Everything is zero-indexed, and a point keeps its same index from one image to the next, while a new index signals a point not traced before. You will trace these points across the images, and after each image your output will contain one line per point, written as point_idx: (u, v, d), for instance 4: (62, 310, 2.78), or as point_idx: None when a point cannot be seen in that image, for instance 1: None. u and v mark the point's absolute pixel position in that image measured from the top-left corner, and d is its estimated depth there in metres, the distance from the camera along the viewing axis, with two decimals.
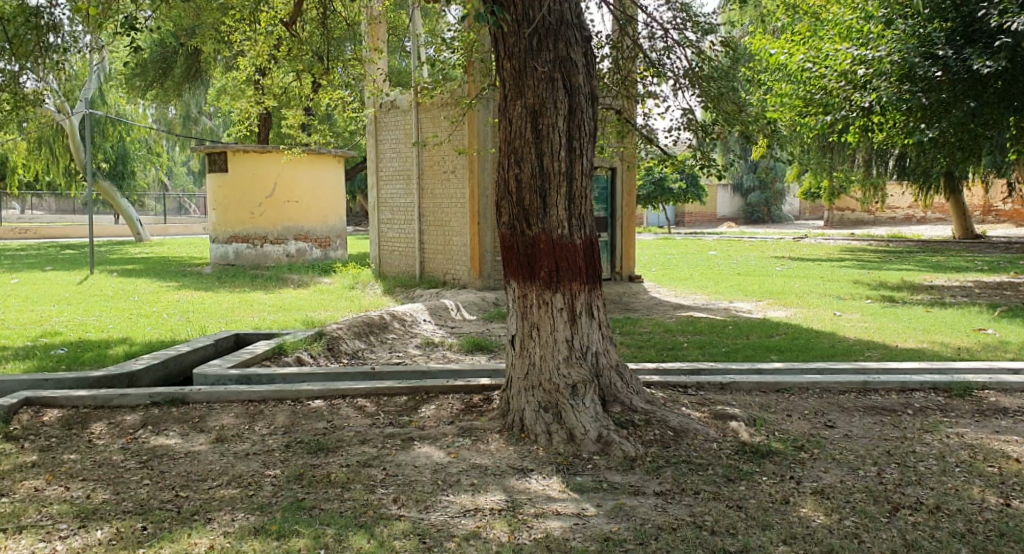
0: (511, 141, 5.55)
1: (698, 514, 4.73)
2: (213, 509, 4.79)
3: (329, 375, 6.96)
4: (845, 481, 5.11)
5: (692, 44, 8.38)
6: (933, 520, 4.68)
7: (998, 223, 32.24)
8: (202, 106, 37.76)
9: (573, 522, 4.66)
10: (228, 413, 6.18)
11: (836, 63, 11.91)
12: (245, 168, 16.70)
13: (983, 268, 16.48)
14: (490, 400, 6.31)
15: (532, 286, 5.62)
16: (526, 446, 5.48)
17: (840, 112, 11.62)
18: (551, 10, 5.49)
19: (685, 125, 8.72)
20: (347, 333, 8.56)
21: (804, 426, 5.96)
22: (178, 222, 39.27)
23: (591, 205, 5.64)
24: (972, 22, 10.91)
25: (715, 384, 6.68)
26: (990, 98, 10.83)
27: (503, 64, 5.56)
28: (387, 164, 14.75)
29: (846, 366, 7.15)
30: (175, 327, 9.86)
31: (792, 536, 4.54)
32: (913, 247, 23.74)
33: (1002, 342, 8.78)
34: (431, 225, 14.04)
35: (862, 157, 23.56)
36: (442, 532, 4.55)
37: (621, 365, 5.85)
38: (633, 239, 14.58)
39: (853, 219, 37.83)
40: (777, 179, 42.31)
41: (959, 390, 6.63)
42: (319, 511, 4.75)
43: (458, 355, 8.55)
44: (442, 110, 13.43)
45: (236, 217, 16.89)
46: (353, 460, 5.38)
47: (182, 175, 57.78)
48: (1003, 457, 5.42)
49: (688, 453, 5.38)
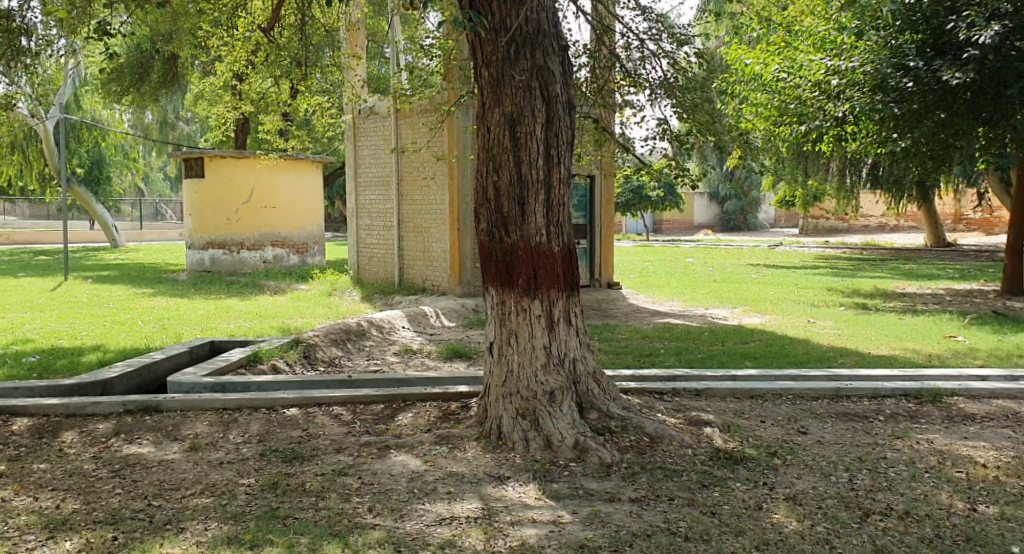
0: (489, 149, 5.58)
1: (672, 520, 4.77)
2: (186, 519, 4.77)
3: (305, 382, 6.94)
4: (818, 488, 5.16)
5: (668, 54, 8.45)
6: (903, 526, 4.74)
7: (968, 232, 32.66)
8: (179, 110, 37.53)
9: (549, 529, 4.68)
10: (202, 421, 6.15)
11: (811, 72, 12.11)
12: (221, 173, 16.59)
13: (954, 276, 16.62)
14: (467, 408, 6.34)
15: (510, 293, 5.63)
16: (503, 453, 5.50)
17: (814, 121, 11.85)
18: (529, 19, 5.52)
19: (661, 134, 8.80)
20: (324, 340, 8.54)
21: (777, 432, 6.01)
22: (155, 228, 39.01)
23: (568, 213, 5.68)
24: (942, 34, 10.91)
25: (691, 390, 6.73)
26: (960, 109, 10.78)
27: (481, 72, 5.60)
28: (365, 170, 14.76)
29: (819, 373, 7.23)
30: (149, 334, 9.79)
31: (765, 542, 4.58)
32: (887, 255, 24.02)
33: (971, 350, 8.87)
34: (410, 230, 14.01)
35: (835, 166, 23.73)
36: (417, 540, 4.56)
37: (598, 372, 5.88)
38: (612, 247, 14.63)
39: (826, 228, 37.57)
40: (754, 188, 42.71)
41: (929, 397, 6.72)
42: (293, 520, 4.74)
43: (436, 362, 8.55)
44: (422, 116, 13.45)
45: (213, 224, 16.73)
46: (328, 469, 5.37)
47: (158, 180, 57.57)
48: (970, 463, 5.49)
49: (663, 459, 5.42)
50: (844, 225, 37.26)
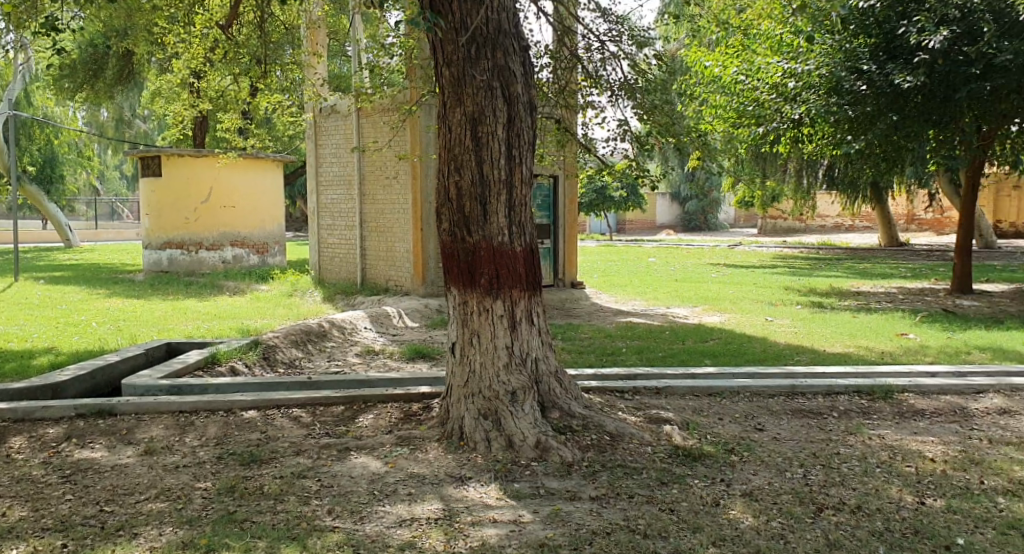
0: (451, 149, 5.59)
1: (631, 518, 4.82)
2: (140, 524, 4.72)
3: (264, 384, 6.90)
4: (773, 484, 5.24)
5: (629, 56, 8.52)
6: (854, 520, 4.83)
7: (921, 232, 33.27)
8: (135, 108, 37.01)
9: (509, 529, 4.70)
10: (158, 425, 6.09)
11: (769, 75, 12.33)
12: (179, 173, 16.41)
13: (907, 275, 16.93)
14: (429, 408, 6.34)
15: (472, 293, 5.65)
16: (465, 454, 5.51)
17: (772, 123, 11.95)
18: (490, 19, 5.55)
19: (621, 135, 8.87)
20: (283, 342, 8.50)
21: (734, 429, 6.09)
22: (110, 227, 38.43)
23: (530, 213, 5.71)
24: (893, 38, 11.05)
25: (651, 389, 6.80)
26: (912, 112, 10.99)
27: (442, 72, 5.60)
28: (326, 169, 14.69)
29: (775, 371, 7.34)
30: (104, 336, 9.67)
31: (722, 538, 4.64)
32: (842, 254, 24.39)
33: (922, 347, 9.05)
34: (372, 230, 13.96)
35: (792, 167, 24.05)
36: (376, 542, 4.56)
37: (560, 372, 5.92)
38: (575, 247, 14.70)
39: (784, 228, 38.02)
40: (714, 188, 43.10)
41: (881, 393, 6.85)
42: (251, 524, 4.72)
43: (397, 363, 8.54)
44: (384, 115, 13.42)
45: (171, 224, 16.54)
46: (287, 471, 5.35)
47: (114, 179, 56.72)
48: (920, 457, 5.61)
49: (623, 457, 5.47)
50: (801, 225, 37.74)
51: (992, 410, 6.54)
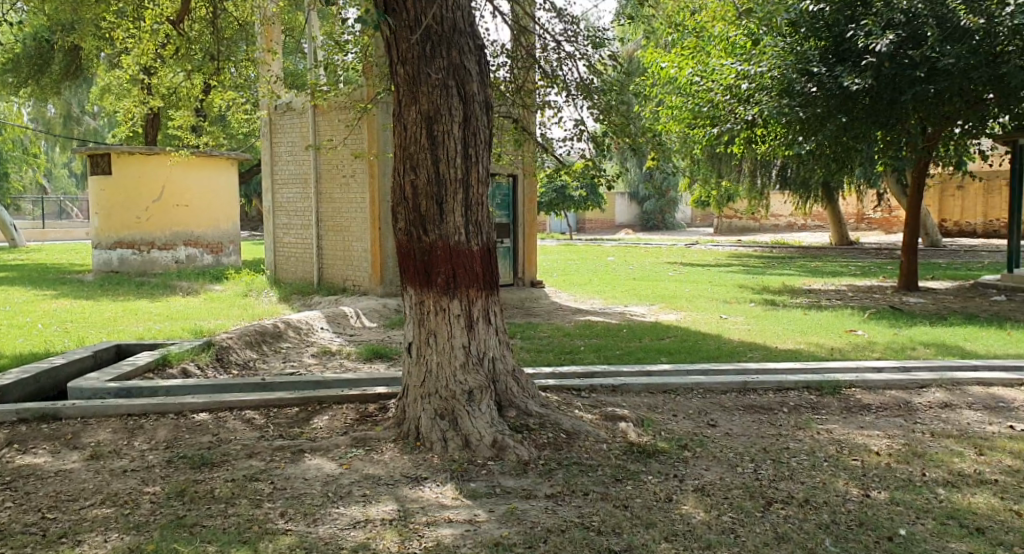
0: (406, 147, 5.58)
1: (586, 515, 4.85)
2: (84, 531, 4.66)
3: (216, 386, 6.83)
4: (725, 479, 5.31)
5: (585, 57, 8.55)
6: (802, 513, 4.91)
7: (870, 231, 33.82)
8: (84, 105, 36.32)
9: (464, 529, 4.71)
10: (105, 429, 6.00)
11: (722, 76, 12.57)
12: (130, 171, 16.17)
13: (857, 273, 17.21)
14: (385, 409, 6.32)
15: (429, 293, 5.63)
16: (421, 454, 5.50)
17: (726, 124, 12.25)
18: (444, 17, 5.54)
19: (578, 135, 8.90)
20: (237, 343, 8.41)
21: (688, 426, 6.15)
22: (59, 227, 37.69)
23: (487, 212, 5.72)
24: (842, 42, 11.26)
25: (606, 386, 6.85)
26: (859, 114, 11.12)
27: (397, 70, 5.59)
28: (282, 167, 14.56)
29: (727, 367, 7.42)
30: (51, 338, 9.48)
31: (673, 533, 4.69)
32: (795, 253, 24.71)
33: (870, 343, 9.21)
34: (329, 230, 13.88)
35: (747, 167, 24.31)
36: (329, 544, 4.54)
37: (517, 371, 5.93)
38: (535, 246, 14.73)
39: (738, 227, 38.40)
40: (670, 188, 43.42)
41: (830, 388, 6.97)
42: (200, 529, 4.68)
43: (354, 363, 8.50)
44: (340, 113, 13.34)
45: (122, 223, 16.28)
46: (239, 474, 5.31)
47: (62, 177, 55.64)
48: (866, 451, 5.72)
49: (579, 454, 5.50)
50: (755, 224, 38.15)
51: (935, 404, 6.68)
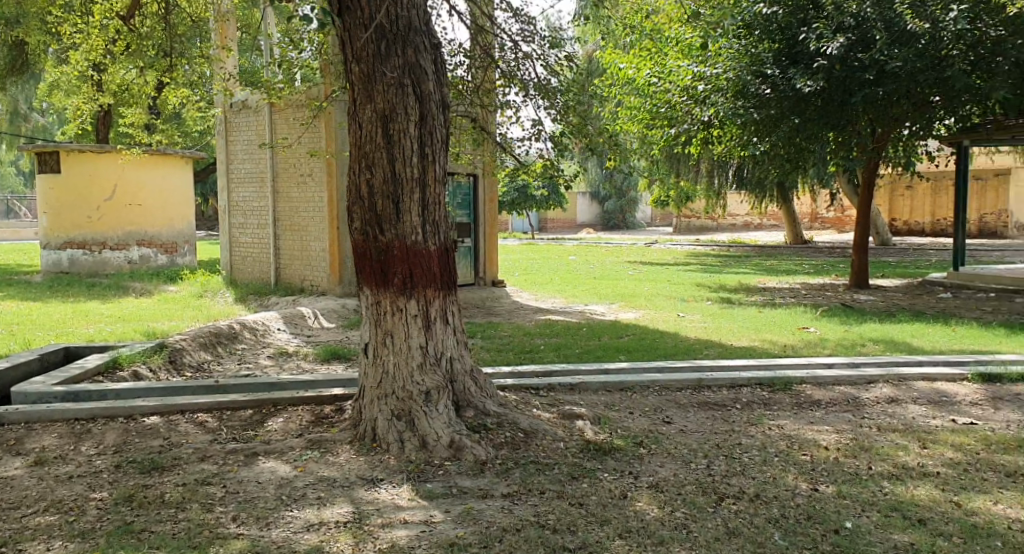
0: (362, 146, 5.55)
1: (541, 513, 4.85)
2: (26, 539, 4.57)
3: (168, 389, 6.74)
4: (679, 475, 5.35)
5: (542, 57, 8.56)
6: (753, 508, 4.96)
7: (825, 230, 34.29)
8: (34, 103, 35.62)
9: (419, 530, 4.69)
10: (51, 434, 5.89)
11: (679, 78, 12.72)
12: (80, 170, 15.90)
13: (810, 272, 17.45)
14: (341, 410, 6.28)
15: (386, 293, 5.60)
16: (378, 455, 5.47)
17: (683, 124, 12.58)
18: (400, 16, 5.52)
19: (537, 135, 8.90)
20: (192, 345, 8.30)
21: (643, 423, 6.19)
22: (9, 227, 36.92)
23: (444, 212, 5.70)
24: (795, 44, 11.39)
25: (564, 385, 6.87)
26: (812, 115, 11.23)
27: (352, 68, 5.55)
28: (238, 166, 14.42)
29: (682, 364, 7.48)
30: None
31: (627, 530, 4.72)
32: (752, 252, 24.98)
33: (821, 340, 9.35)
34: (287, 229, 13.76)
35: (704, 167, 24.52)
36: (281, 548, 4.50)
37: (475, 371, 5.92)
38: (495, 245, 14.73)
39: (696, 226, 38.71)
40: (629, 188, 43.67)
41: (782, 385, 7.06)
42: (149, 534, 4.61)
43: (311, 364, 8.44)
44: (297, 112, 13.23)
45: (71, 222, 15.94)
46: (190, 479, 5.24)
47: (12, 176, 54.48)
48: (816, 446, 5.80)
49: (536, 454, 5.51)
50: (713, 224, 38.48)
51: (882, 399, 6.80)
